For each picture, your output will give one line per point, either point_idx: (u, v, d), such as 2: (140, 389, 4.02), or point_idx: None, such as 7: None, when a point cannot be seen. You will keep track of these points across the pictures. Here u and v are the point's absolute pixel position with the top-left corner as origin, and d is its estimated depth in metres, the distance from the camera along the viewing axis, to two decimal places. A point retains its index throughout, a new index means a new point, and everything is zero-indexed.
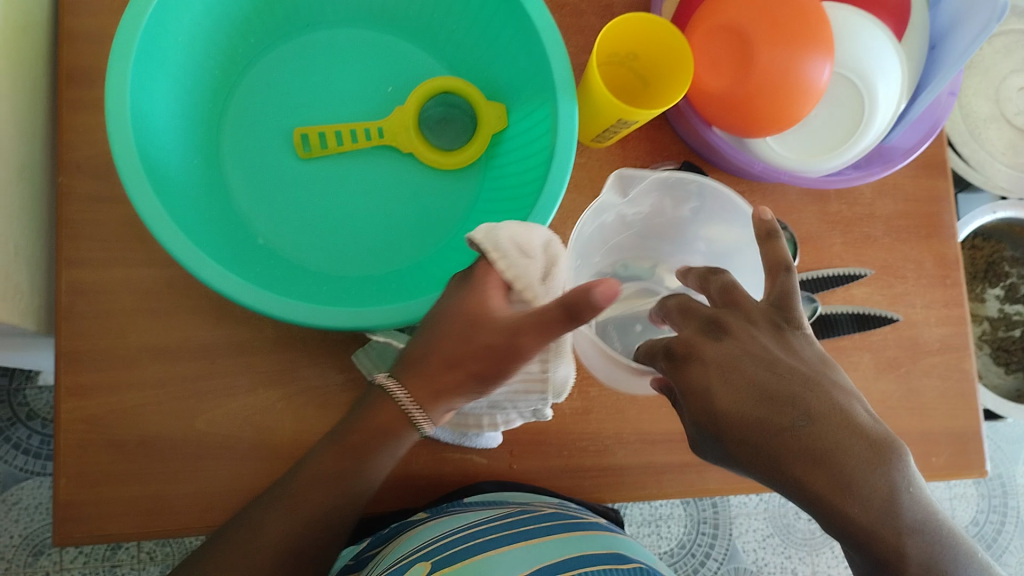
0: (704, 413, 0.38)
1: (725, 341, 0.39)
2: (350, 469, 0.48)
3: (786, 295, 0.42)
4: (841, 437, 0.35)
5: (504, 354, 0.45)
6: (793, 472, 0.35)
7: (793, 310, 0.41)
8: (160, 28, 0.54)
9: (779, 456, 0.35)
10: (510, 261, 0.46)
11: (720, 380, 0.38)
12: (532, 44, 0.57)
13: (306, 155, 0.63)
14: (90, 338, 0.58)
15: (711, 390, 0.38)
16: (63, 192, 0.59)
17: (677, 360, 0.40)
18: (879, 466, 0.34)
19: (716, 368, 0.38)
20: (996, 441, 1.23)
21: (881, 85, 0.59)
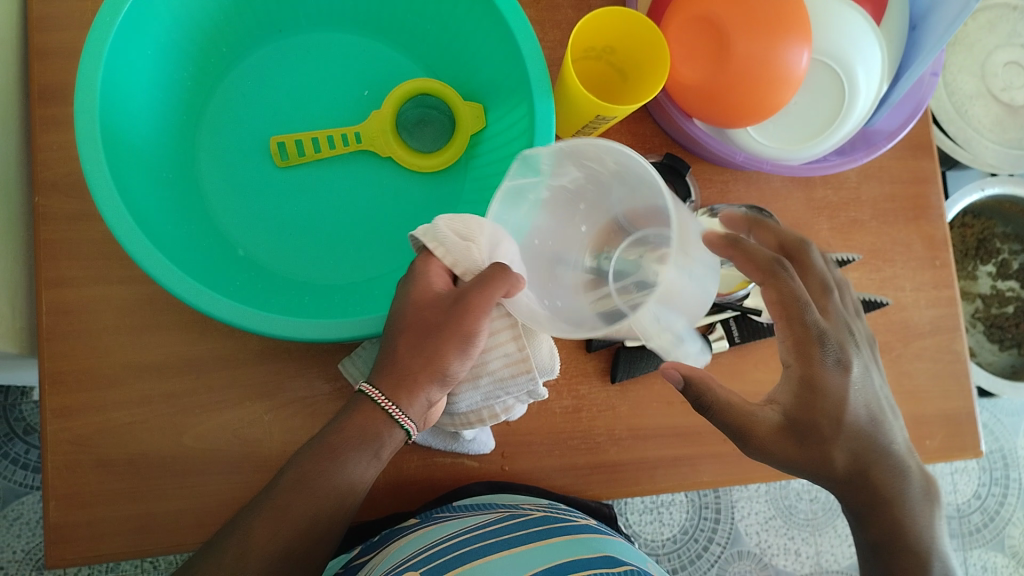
0: (813, 413, 0.46)
1: (845, 355, 0.47)
2: (331, 468, 0.47)
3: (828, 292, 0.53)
4: (900, 463, 0.50)
5: (452, 312, 0.47)
6: (866, 474, 0.49)
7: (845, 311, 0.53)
8: (126, 43, 0.53)
9: (865, 463, 0.48)
10: (448, 249, 0.49)
11: (845, 392, 0.47)
12: (506, 42, 0.56)
13: (283, 163, 0.62)
14: (74, 359, 0.57)
15: (840, 395, 0.47)
16: (39, 212, 0.58)
17: (822, 354, 0.47)
18: (929, 499, 0.50)
19: (842, 379, 0.47)
20: (995, 415, 1.23)
21: (862, 70, 0.59)
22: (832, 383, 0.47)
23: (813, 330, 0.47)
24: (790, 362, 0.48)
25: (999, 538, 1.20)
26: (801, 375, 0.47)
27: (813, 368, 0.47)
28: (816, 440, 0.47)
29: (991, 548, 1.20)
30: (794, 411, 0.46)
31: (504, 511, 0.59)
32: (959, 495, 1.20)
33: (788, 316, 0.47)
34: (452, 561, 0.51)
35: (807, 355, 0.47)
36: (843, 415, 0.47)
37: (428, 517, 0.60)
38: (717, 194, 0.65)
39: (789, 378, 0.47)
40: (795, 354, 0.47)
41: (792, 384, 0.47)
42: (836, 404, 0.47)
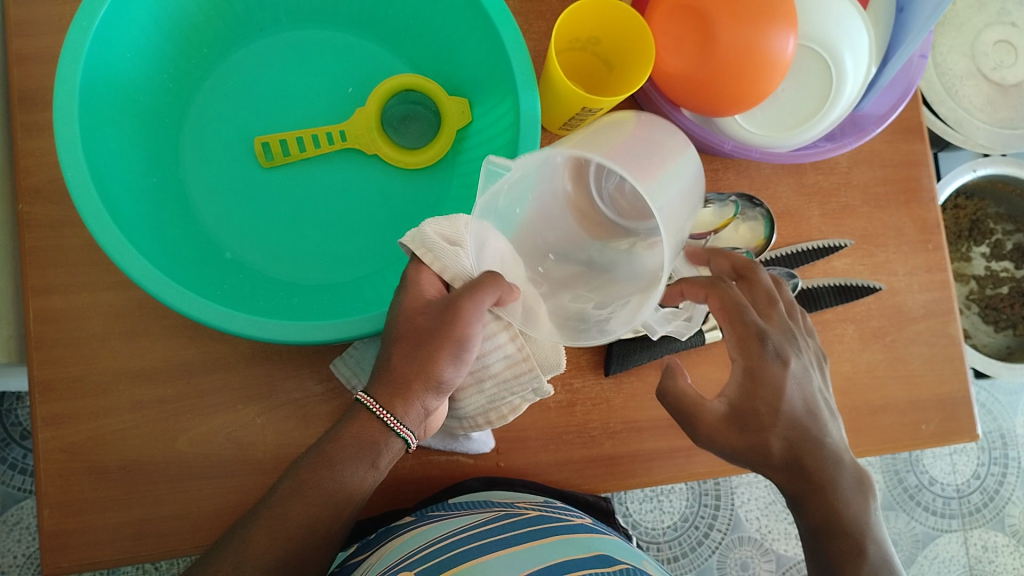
0: (757, 404, 0.44)
1: (778, 359, 0.46)
2: (326, 473, 0.47)
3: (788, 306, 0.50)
4: (842, 468, 0.45)
5: (443, 320, 0.47)
6: (805, 468, 0.44)
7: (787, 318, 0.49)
8: (104, 45, 0.52)
9: (803, 454, 0.44)
10: (440, 257, 0.50)
11: (775, 383, 0.45)
12: (489, 35, 0.56)
13: (269, 164, 0.62)
14: (64, 366, 0.57)
15: (769, 385, 0.45)
16: (24, 220, 0.57)
17: (764, 349, 0.46)
18: (862, 490, 0.45)
19: (791, 377, 0.46)
20: (993, 394, 1.23)
21: (848, 55, 0.58)
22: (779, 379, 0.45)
23: (753, 327, 0.46)
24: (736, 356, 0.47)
25: (999, 518, 1.20)
26: (746, 367, 0.46)
27: (757, 361, 0.45)
28: (758, 433, 0.44)
29: (991, 528, 1.20)
30: (737, 403, 0.45)
31: (500, 509, 0.59)
32: (958, 476, 1.20)
33: (730, 318, 0.47)
34: (446, 563, 0.51)
35: (750, 350, 0.46)
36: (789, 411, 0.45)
37: (425, 515, 0.59)
38: (707, 183, 0.65)
39: (734, 374, 0.46)
40: (739, 348, 0.46)
41: (736, 375, 0.46)
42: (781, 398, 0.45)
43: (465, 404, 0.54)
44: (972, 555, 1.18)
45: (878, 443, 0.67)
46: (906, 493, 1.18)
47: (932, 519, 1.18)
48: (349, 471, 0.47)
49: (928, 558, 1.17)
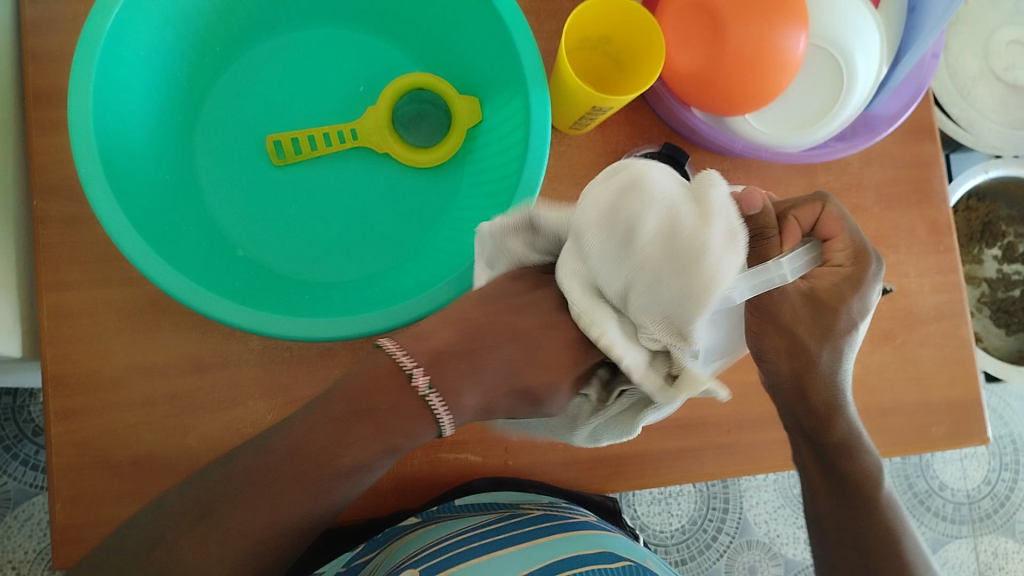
0: (830, 302, 0.50)
1: (857, 293, 0.50)
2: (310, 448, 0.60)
3: (861, 245, 0.50)
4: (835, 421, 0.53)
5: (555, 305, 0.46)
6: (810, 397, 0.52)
7: (834, 311, 0.50)
8: (120, 42, 0.53)
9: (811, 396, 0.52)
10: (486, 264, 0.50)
11: (849, 287, 0.50)
12: (500, 33, 0.56)
13: (281, 161, 0.63)
14: (76, 361, 0.57)
15: (841, 291, 0.50)
16: (38, 216, 0.57)
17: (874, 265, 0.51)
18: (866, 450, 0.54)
19: (876, 287, 0.51)
20: (1004, 399, 1.22)
21: (858, 54, 0.58)
22: (863, 301, 0.50)
23: (846, 254, 0.50)
24: (842, 262, 0.51)
25: (1010, 524, 1.20)
26: (849, 273, 0.50)
27: (860, 270, 0.50)
28: (826, 329, 0.50)
29: (1001, 534, 1.19)
30: (819, 293, 0.50)
31: (504, 511, 0.62)
32: (969, 481, 1.19)
33: (841, 228, 0.50)
34: (448, 561, 0.53)
35: (860, 260, 0.50)
36: (849, 339, 0.51)
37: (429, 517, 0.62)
38: None
39: (834, 272, 0.50)
40: (850, 257, 0.50)
41: (840, 274, 0.50)
42: (857, 313, 0.50)
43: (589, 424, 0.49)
44: (982, 562, 1.18)
45: (887, 445, 0.67)
46: (916, 498, 1.17)
47: (943, 525, 1.17)
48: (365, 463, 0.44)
49: (938, 564, 1.16)
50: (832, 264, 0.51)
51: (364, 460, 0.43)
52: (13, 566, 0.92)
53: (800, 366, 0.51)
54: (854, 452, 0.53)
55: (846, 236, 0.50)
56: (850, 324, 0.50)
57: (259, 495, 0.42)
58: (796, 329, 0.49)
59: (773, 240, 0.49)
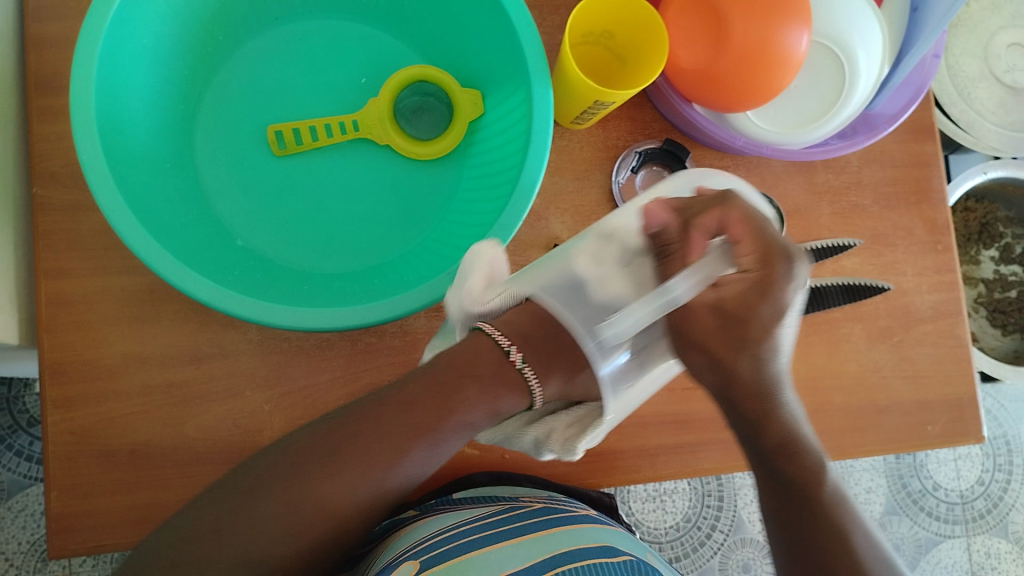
0: (749, 316, 0.44)
1: (768, 306, 0.44)
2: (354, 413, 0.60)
3: (769, 252, 0.44)
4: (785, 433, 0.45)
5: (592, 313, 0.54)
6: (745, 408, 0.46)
7: (748, 323, 0.44)
8: (123, 29, 0.52)
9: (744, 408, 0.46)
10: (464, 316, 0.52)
11: (760, 298, 0.44)
12: (504, 28, 0.56)
13: (282, 152, 0.62)
14: (74, 350, 0.57)
15: (754, 306, 0.44)
16: (37, 204, 0.57)
17: (790, 270, 0.44)
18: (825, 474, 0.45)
19: (796, 290, 0.45)
20: (998, 400, 1.23)
21: (861, 53, 0.58)
22: (780, 306, 0.44)
23: (754, 253, 0.44)
24: (749, 267, 0.44)
25: (1003, 524, 1.20)
26: (756, 280, 0.44)
27: (772, 277, 0.44)
28: (739, 341, 0.45)
29: (994, 534, 1.20)
30: (728, 306, 0.45)
31: (506, 503, 0.61)
32: (963, 481, 1.20)
33: (750, 230, 0.45)
34: (449, 552, 0.52)
35: (770, 263, 0.44)
36: (774, 344, 0.45)
37: (427, 509, 0.62)
38: None
39: (743, 279, 0.44)
40: (757, 260, 0.44)
41: (746, 282, 0.44)
42: (774, 319, 0.44)
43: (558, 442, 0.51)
44: (975, 562, 1.18)
45: (882, 442, 0.67)
46: (909, 497, 1.18)
47: (936, 524, 1.18)
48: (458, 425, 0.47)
49: (931, 563, 1.17)
50: (739, 270, 0.45)
51: (471, 419, 0.47)
52: (6, 557, 0.92)
53: (723, 378, 0.46)
54: (804, 459, 0.45)
55: (753, 238, 0.45)
56: (767, 329, 0.45)
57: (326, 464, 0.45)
58: (707, 343, 0.46)
59: (676, 253, 0.48)
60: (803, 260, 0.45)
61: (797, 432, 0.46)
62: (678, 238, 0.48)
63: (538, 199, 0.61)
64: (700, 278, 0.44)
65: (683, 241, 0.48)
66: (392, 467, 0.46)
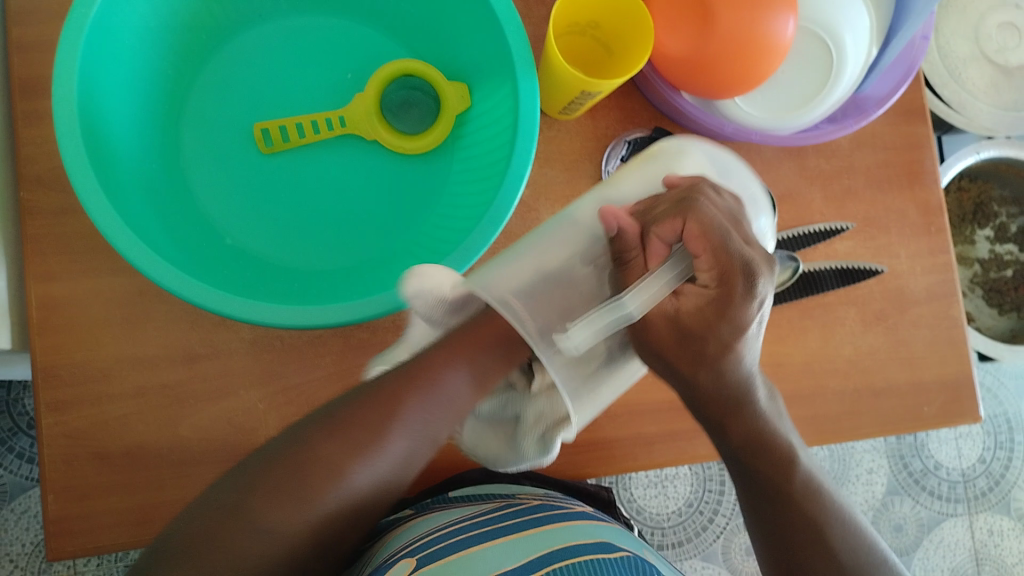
0: (708, 332, 0.43)
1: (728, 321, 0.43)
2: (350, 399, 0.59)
3: (729, 270, 0.43)
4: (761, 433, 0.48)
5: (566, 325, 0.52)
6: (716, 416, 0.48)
7: (706, 338, 0.44)
8: (105, 30, 0.52)
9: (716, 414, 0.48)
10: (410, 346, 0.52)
11: (717, 315, 0.43)
12: (488, 19, 0.55)
13: (269, 150, 0.62)
14: (67, 353, 0.57)
15: (712, 325, 0.43)
16: (26, 208, 0.57)
17: (750, 288, 0.43)
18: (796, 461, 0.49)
19: (758, 305, 0.44)
20: (998, 378, 1.23)
21: (847, 35, 0.58)
22: (738, 321, 0.43)
23: (712, 271, 0.43)
24: (707, 283, 0.43)
25: (1005, 502, 1.21)
26: (716, 296, 0.43)
27: (734, 295, 0.43)
28: (699, 356, 0.44)
29: (996, 512, 1.20)
30: (686, 322, 0.44)
31: (500, 501, 0.61)
32: (964, 460, 1.20)
33: (711, 245, 0.43)
34: (444, 551, 0.53)
35: (727, 281, 0.43)
36: (739, 355, 0.45)
37: (424, 508, 0.62)
38: None
39: (701, 295, 0.43)
40: (713, 276, 0.43)
41: (704, 298, 0.43)
42: (733, 336, 0.44)
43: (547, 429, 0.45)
44: (977, 540, 1.18)
45: (879, 426, 0.67)
46: (911, 477, 1.18)
47: (938, 504, 1.18)
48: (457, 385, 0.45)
49: (933, 542, 1.17)
50: (699, 283, 0.44)
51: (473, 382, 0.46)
52: (12, 558, 0.93)
53: (687, 387, 0.46)
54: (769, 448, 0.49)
55: (712, 254, 0.43)
56: (726, 345, 0.44)
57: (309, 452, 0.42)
58: (665, 356, 0.44)
59: (635, 261, 0.45)
60: (766, 272, 0.44)
61: (767, 427, 0.49)
62: (637, 247, 0.46)
63: (527, 191, 0.61)
64: (651, 296, 0.42)
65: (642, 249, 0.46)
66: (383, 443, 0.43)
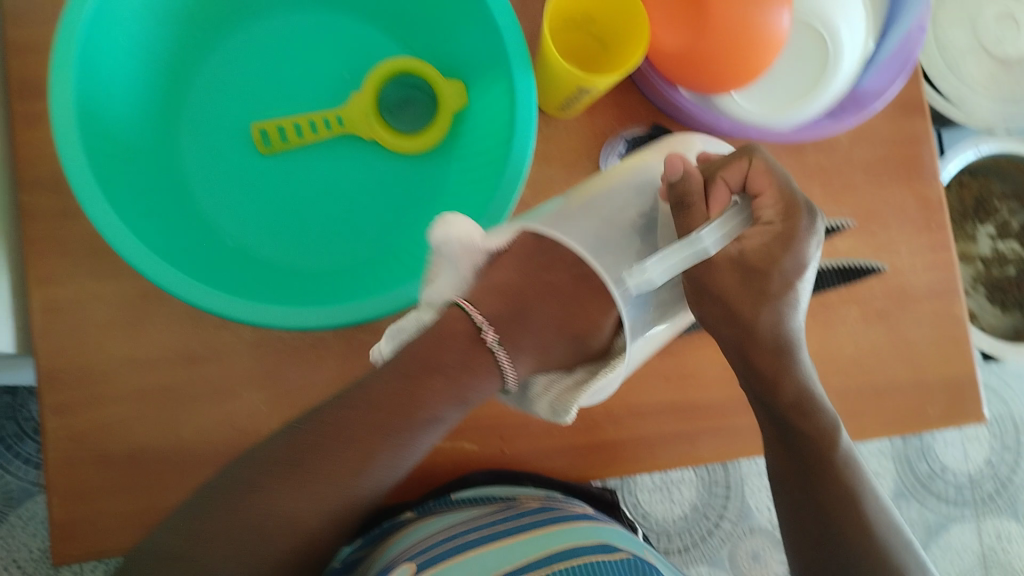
0: (769, 269, 0.47)
1: (795, 256, 0.47)
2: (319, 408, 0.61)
3: (793, 204, 0.47)
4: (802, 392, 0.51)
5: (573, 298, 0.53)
6: (759, 365, 0.50)
7: (769, 273, 0.47)
8: (100, 35, 0.52)
9: (757, 364, 0.50)
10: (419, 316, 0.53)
11: (784, 251, 0.47)
12: (484, 18, 0.55)
13: (268, 151, 0.62)
14: (66, 355, 0.57)
15: (778, 259, 0.47)
16: (25, 211, 0.57)
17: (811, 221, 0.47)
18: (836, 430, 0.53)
19: (815, 242, 0.48)
20: (1004, 379, 1.22)
21: (844, 27, 0.59)
22: (799, 258, 0.47)
23: (778, 208, 0.47)
24: (773, 219, 0.47)
25: (1012, 506, 1.20)
26: (780, 232, 0.47)
27: (800, 231, 0.47)
28: (761, 294, 0.47)
29: (1004, 516, 1.19)
30: (751, 259, 0.47)
31: (498, 504, 0.61)
32: (971, 463, 1.19)
33: (774, 182, 0.47)
34: (443, 553, 0.53)
35: (791, 217, 0.47)
36: (792, 297, 0.48)
37: (426, 510, 0.62)
38: None
39: (767, 232, 0.47)
40: (779, 213, 0.47)
41: (769, 234, 0.47)
42: (792, 273, 0.47)
43: (559, 390, 0.51)
44: (986, 544, 1.18)
45: (882, 423, 0.67)
46: (918, 481, 1.17)
47: (946, 507, 1.17)
48: (427, 424, 0.49)
49: (941, 547, 1.16)
50: (761, 222, 0.47)
51: (440, 414, 0.49)
52: (18, 565, 0.93)
53: (740, 333, 0.48)
54: (806, 409, 0.52)
55: (775, 191, 0.47)
56: (784, 285, 0.48)
57: (286, 484, 0.47)
58: (726, 298, 0.47)
59: (697, 207, 0.46)
60: (816, 213, 0.48)
61: (807, 389, 0.51)
62: (698, 193, 0.47)
63: (526, 189, 0.61)
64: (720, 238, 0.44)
65: (705, 193, 0.47)
66: (361, 473, 0.47)
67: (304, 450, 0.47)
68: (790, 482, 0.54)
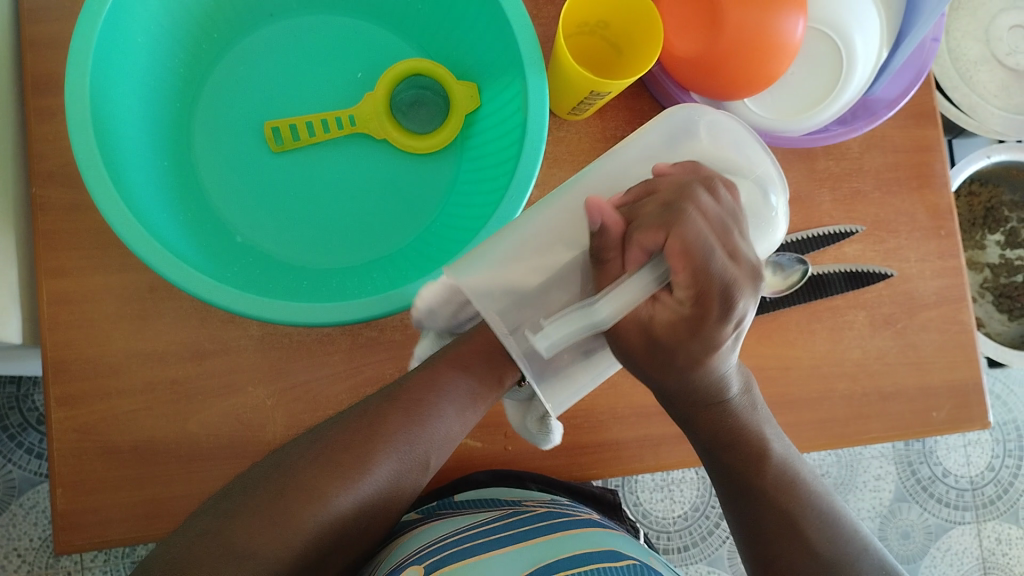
0: (677, 344, 0.44)
1: (700, 340, 0.43)
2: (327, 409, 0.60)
3: (706, 296, 0.42)
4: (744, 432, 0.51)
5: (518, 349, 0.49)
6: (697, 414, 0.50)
7: (673, 350, 0.44)
8: (116, 30, 0.52)
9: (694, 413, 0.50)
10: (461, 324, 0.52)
11: (689, 335, 0.43)
12: (498, 20, 0.56)
13: (279, 148, 0.63)
14: (76, 347, 0.57)
15: (684, 340, 0.44)
16: (38, 203, 0.58)
17: (723, 313, 0.42)
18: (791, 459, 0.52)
19: (734, 323, 0.43)
20: (1008, 385, 1.21)
21: (859, 37, 0.58)
22: (710, 340, 0.43)
23: (689, 294, 0.42)
24: (683, 302, 0.42)
25: (1014, 511, 1.20)
26: (690, 316, 0.43)
27: (709, 320, 0.42)
28: (669, 363, 0.45)
29: (1005, 520, 1.19)
30: (658, 333, 0.44)
31: (506, 508, 0.61)
32: (973, 467, 1.19)
33: (692, 267, 0.41)
34: (454, 555, 0.53)
35: (702, 307, 0.42)
36: (711, 364, 0.46)
37: (430, 513, 0.62)
38: None
39: (676, 310, 0.43)
40: (690, 299, 0.42)
41: (679, 314, 0.43)
42: (702, 352, 0.44)
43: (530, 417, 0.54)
44: (985, 549, 1.18)
45: (886, 429, 0.67)
46: (918, 484, 1.17)
47: (946, 511, 1.17)
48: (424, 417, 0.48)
49: (941, 550, 1.16)
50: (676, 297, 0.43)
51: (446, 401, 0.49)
52: (18, 554, 0.93)
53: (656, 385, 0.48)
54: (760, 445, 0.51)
55: (691, 274, 0.41)
56: (693, 358, 0.45)
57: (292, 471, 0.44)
58: (634, 359, 0.45)
59: (613, 263, 0.44)
60: (745, 294, 0.43)
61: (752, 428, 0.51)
62: (616, 248, 0.43)
63: (535, 191, 0.61)
64: (629, 300, 0.42)
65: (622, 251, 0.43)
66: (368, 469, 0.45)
67: (314, 444, 0.46)
68: (732, 505, 0.52)
